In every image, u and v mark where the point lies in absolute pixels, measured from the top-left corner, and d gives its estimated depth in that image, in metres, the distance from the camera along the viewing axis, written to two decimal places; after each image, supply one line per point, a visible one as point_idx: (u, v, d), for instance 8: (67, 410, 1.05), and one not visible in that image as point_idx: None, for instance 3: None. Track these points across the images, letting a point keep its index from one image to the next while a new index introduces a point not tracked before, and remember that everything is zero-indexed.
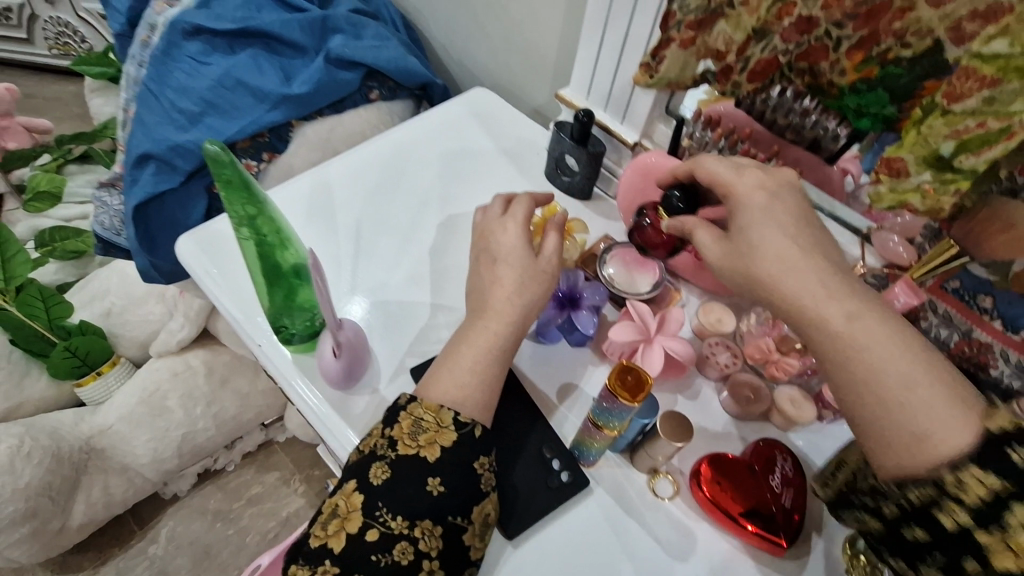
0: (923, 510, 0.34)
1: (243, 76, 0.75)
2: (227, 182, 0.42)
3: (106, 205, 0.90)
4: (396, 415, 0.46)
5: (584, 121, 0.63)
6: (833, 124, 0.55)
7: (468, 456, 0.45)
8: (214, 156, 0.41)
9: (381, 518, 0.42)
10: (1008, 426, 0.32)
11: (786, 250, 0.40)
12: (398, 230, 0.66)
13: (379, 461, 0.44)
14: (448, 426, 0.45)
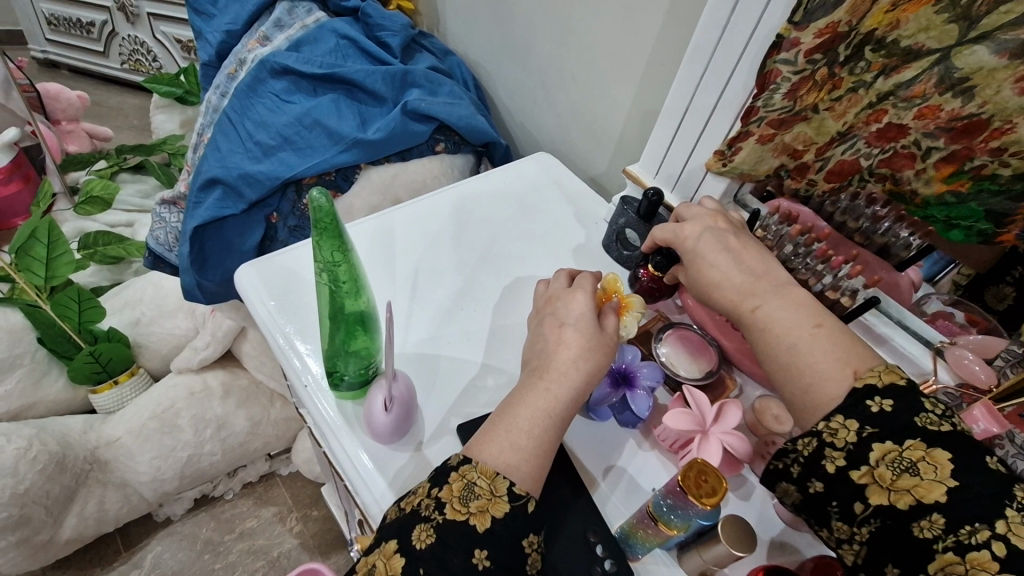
0: (815, 463, 0.40)
1: (323, 117, 0.78)
2: (323, 230, 0.42)
3: (164, 221, 0.92)
4: (447, 475, 0.44)
5: (653, 200, 0.63)
6: (905, 232, 0.57)
7: (518, 531, 0.42)
8: (317, 206, 0.41)
9: None
10: (871, 381, 0.40)
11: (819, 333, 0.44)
12: (454, 283, 0.66)
13: (424, 523, 0.42)
14: (501, 496, 0.43)
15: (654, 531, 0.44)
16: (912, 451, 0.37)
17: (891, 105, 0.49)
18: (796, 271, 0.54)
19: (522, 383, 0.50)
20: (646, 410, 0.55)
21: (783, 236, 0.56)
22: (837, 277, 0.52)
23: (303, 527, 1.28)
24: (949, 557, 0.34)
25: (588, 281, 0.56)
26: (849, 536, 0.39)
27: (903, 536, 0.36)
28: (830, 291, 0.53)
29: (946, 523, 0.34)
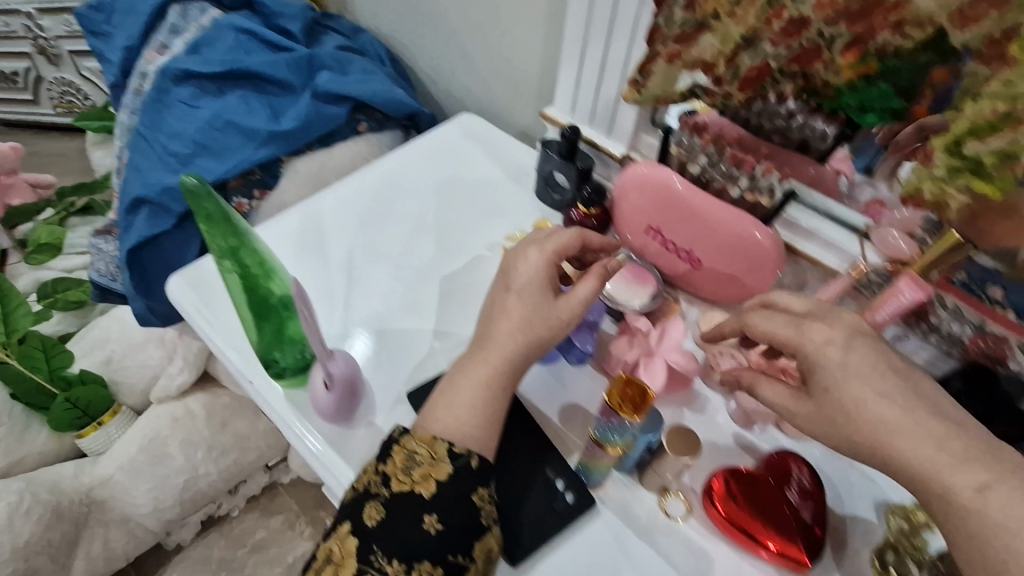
0: None
1: (233, 116, 0.77)
2: (207, 216, 0.41)
3: (102, 251, 0.90)
4: (390, 448, 0.45)
5: (570, 138, 0.63)
6: (821, 124, 0.51)
7: (466, 489, 0.43)
8: (193, 190, 0.40)
9: (375, 563, 0.40)
10: None
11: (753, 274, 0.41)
12: (390, 258, 0.65)
13: (373, 500, 0.43)
14: (443, 458, 0.43)
15: (603, 456, 0.45)
16: None
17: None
18: (714, 180, 0.55)
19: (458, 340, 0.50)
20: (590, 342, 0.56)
21: (694, 148, 0.55)
22: (753, 177, 0.52)
23: (315, 530, 1.29)
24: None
25: (559, 240, 0.52)
26: None
27: None
28: (749, 193, 0.53)
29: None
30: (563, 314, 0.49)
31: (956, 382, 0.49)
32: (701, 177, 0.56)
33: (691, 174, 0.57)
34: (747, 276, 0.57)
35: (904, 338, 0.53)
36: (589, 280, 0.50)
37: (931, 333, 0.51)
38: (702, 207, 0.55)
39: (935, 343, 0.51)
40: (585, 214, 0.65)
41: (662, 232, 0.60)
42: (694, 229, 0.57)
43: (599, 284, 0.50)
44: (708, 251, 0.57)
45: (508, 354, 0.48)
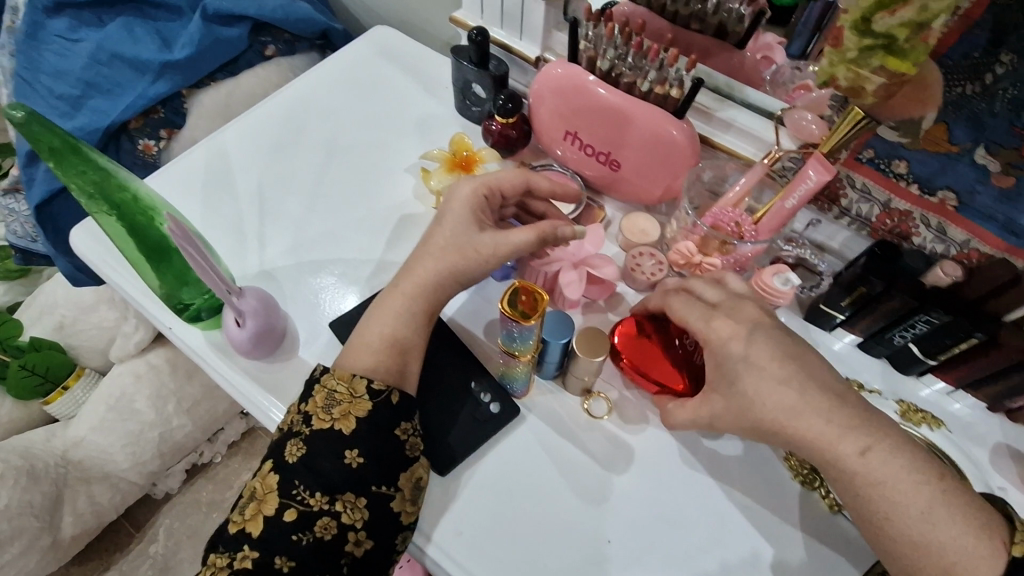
0: None
1: (118, 47, 0.70)
2: (51, 153, 0.37)
3: (14, 212, 0.85)
4: (312, 388, 0.45)
5: (478, 40, 0.59)
6: (736, 4, 0.51)
7: (386, 424, 0.44)
8: (24, 124, 0.36)
9: (298, 496, 0.41)
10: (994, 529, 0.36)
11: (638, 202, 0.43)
12: (304, 189, 0.62)
13: (294, 438, 0.43)
14: (362, 396, 0.44)
15: (517, 364, 0.45)
16: None
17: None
18: (623, 74, 0.52)
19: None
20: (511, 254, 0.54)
21: (601, 40, 0.51)
22: (660, 67, 0.50)
23: None
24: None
25: (496, 176, 0.50)
26: None
27: None
28: (658, 86, 0.50)
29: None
30: (484, 249, 0.47)
31: (860, 262, 0.48)
32: (611, 73, 0.53)
33: (601, 71, 0.53)
34: (664, 175, 0.55)
35: (817, 224, 0.54)
36: (529, 233, 0.47)
37: (843, 215, 0.52)
38: (616, 105, 0.53)
39: (846, 224, 0.53)
40: (503, 125, 0.61)
41: (579, 136, 0.58)
42: (610, 130, 0.55)
43: (536, 240, 0.47)
44: (632, 154, 0.55)
45: (419, 271, 0.47)
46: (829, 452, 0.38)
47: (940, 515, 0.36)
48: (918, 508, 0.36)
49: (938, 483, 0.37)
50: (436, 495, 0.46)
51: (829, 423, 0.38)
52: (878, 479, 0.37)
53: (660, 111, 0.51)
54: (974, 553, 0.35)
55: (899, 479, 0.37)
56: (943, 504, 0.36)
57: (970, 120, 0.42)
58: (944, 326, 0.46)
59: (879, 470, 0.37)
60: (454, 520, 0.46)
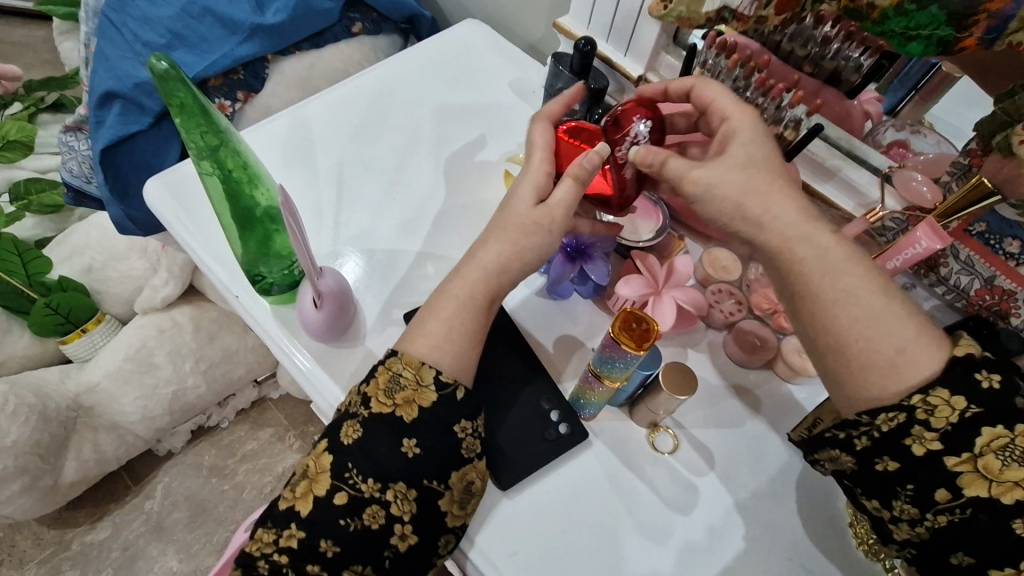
0: (895, 441, 0.35)
1: (211, 3, 0.70)
2: (181, 107, 0.37)
3: (73, 150, 0.84)
4: (376, 369, 0.44)
5: (585, 51, 0.57)
6: (856, 53, 0.50)
7: (447, 418, 0.42)
8: (163, 75, 0.36)
9: (350, 480, 0.40)
10: (974, 352, 0.35)
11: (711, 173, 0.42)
12: (383, 174, 0.61)
13: (351, 420, 0.42)
14: (428, 386, 0.42)
15: (600, 388, 0.44)
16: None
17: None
18: None
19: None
20: (605, 277, 0.53)
21: (719, 70, 0.51)
22: (778, 107, 0.49)
23: (303, 443, 1.33)
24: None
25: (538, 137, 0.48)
26: (913, 517, 0.36)
27: (906, 452, 0.35)
28: (771, 125, 0.50)
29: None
30: (536, 214, 0.45)
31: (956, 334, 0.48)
32: None
33: None
34: None
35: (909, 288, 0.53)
36: (566, 182, 0.45)
37: (938, 284, 0.50)
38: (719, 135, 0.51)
39: (940, 293, 0.51)
40: None
41: None
42: None
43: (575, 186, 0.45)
44: None
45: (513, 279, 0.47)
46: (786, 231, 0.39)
47: (886, 311, 0.36)
48: (867, 303, 0.36)
49: (884, 284, 0.37)
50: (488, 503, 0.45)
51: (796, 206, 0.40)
52: (824, 257, 0.38)
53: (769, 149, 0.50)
54: (920, 347, 0.35)
55: (858, 280, 0.37)
56: (887, 301, 0.36)
57: None
58: None
59: (839, 278, 0.37)
60: (505, 531, 0.44)
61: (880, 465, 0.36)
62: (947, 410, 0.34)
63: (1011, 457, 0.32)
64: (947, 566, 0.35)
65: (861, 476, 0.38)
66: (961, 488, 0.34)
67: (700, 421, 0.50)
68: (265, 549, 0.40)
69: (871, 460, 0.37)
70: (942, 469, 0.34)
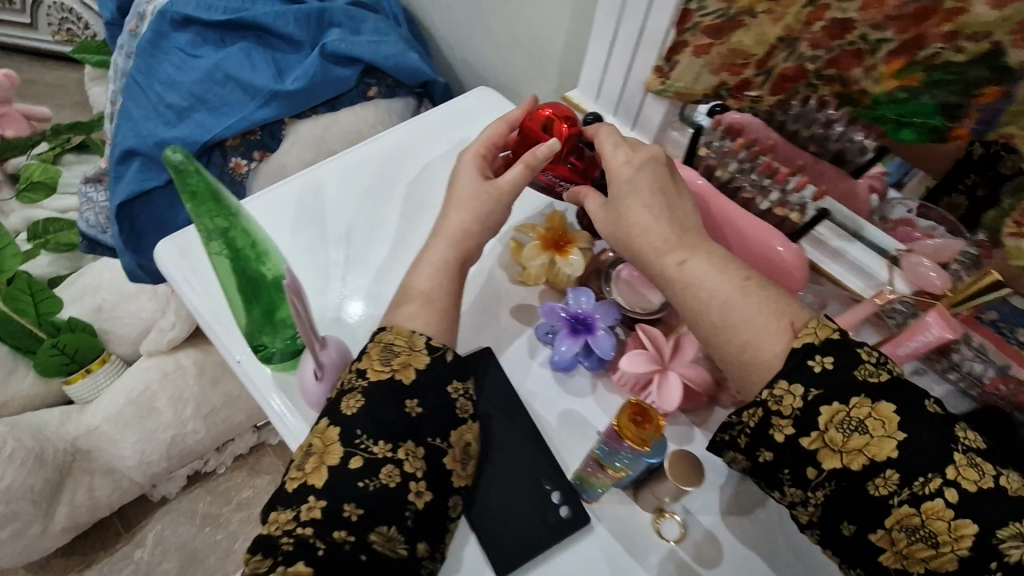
0: (764, 433, 0.40)
1: (234, 70, 0.73)
2: (193, 194, 0.38)
3: (92, 200, 0.87)
4: (366, 345, 0.43)
5: (593, 125, 0.59)
6: (860, 136, 0.54)
7: (442, 377, 0.42)
8: (178, 165, 0.37)
9: (362, 444, 0.38)
10: (814, 341, 0.38)
11: (686, 270, 0.44)
12: (391, 238, 0.62)
13: (351, 392, 0.40)
14: (421, 350, 0.42)
15: (604, 475, 0.44)
16: (858, 410, 0.37)
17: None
18: (743, 189, 0.51)
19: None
20: (609, 351, 0.52)
21: (725, 153, 0.52)
22: (784, 191, 0.49)
23: None
24: (904, 509, 0.35)
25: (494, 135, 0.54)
26: (802, 499, 0.39)
27: (778, 443, 0.39)
28: (778, 207, 0.50)
29: (899, 476, 0.35)
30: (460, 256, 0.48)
31: None
32: (729, 183, 0.52)
33: (719, 179, 0.52)
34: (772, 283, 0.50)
35: (920, 372, 0.51)
36: (517, 167, 0.50)
37: (951, 369, 0.49)
38: (724, 213, 0.51)
39: (953, 379, 0.50)
40: None
41: None
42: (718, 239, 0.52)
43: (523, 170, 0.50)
44: None
45: None
46: (658, 265, 0.45)
47: (736, 306, 0.42)
48: (720, 299, 0.42)
49: (744, 284, 0.42)
50: (491, 508, 0.46)
51: (665, 238, 0.46)
52: (693, 281, 0.44)
53: (775, 229, 0.49)
54: (769, 338, 0.40)
55: (711, 283, 0.43)
56: (744, 299, 0.42)
57: None
58: None
59: (701, 292, 0.43)
60: None
61: (762, 457, 0.40)
62: (792, 398, 0.38)
63: (851, 428, 0.37)
64: (841, 538, 0.38)
65: (754, 469, 0.42)
66: (820, 463, 0.38)
67: (708, 508, 0.48)
68: (285, 527, 0.36)
69: (756, 454, 0.41)
70: (802, 450, 0.38)
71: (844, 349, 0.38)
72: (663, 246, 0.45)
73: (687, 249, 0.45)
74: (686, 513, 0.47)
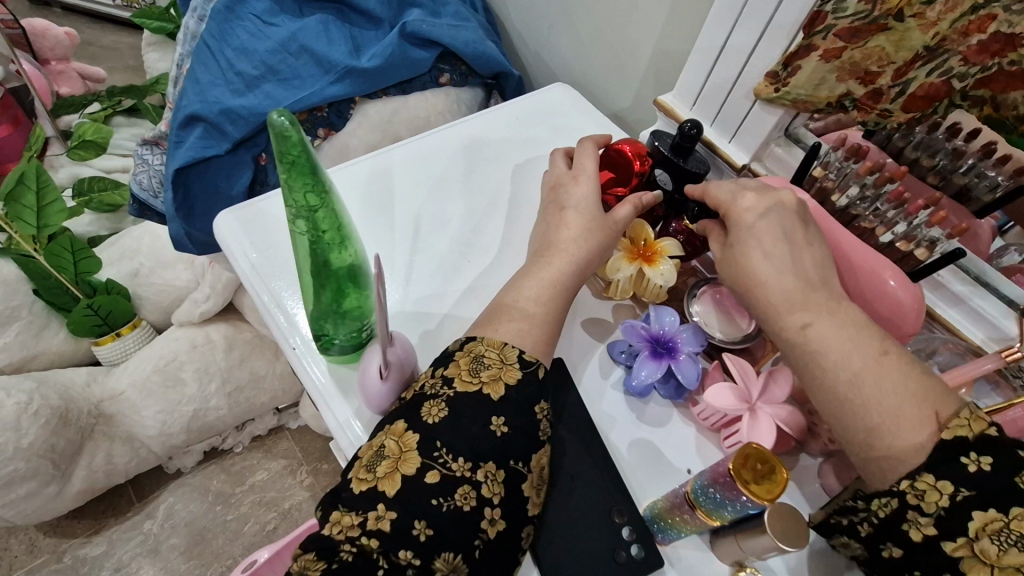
0: (894, 527, 0.35)
1: (310, 42, 0.70)
2: (292, 165, 0.35)
3: (147, 163, 0.85)
4: (451, 355, 0.42)
5: (689, 134, 0.53)
6: (992, 172, 0.48)
7: (532, 396, 0.40)
8: (281, 131, 0.34)
9: (440, 458, 0.36)
10: (964, 435, 0.34)
11: (811, 335, 0.40)
12: (460, 233, 0.58)
13: (433, 399, 0.39)
14: (513, 364, 0.40)
15: (693, 519, 0.40)
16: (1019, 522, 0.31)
17: (1000, 9, 0.40)
18: (861, 217, 0.47)
19: (530, 336, 0.43)
20: (693, 379, 0.47)
21: (847, 175, 0.47)
22: (913, 224, 0.44)
23: (314, 481, 1.27)
24: None
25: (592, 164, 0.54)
26: None
27: (915, 544, 0.34)
28: (902, 241, 0.45)
29: None
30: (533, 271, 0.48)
31: None
32: (845, 210, 0.48)
33: (833, 205, 0.48)
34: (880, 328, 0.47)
35: None
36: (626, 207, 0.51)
37: None
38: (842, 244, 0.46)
39: None
40: (685, 228, 0.56)
41: None
42: None
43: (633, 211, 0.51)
44: None
45: None
46: (778, 322, 0.42)
47: (868, 382, 0.37)
48: (849, 372, 0.38)
49: (880, 356, 0.38)
50: (559, 544, 0.41)
51: (785, 295, 0.42)
52: (822, 350, 0.39)
53: (890, 265, 0.44)
54: (906, 425, 0.36)
55: (839, 351, 0.38)
56: (881, 375, 0.37)
57: None
58: None
59: (827, 358, 0.39)
60: None
61: (887, 553, 0.36)
62: (937, 496, 0.33)
63: (1008, 541, 0.31)
64: None
65: (872, 561, 0.38)
66: (962, 574, 0.32)
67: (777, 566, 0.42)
68: (348, 533, 0.34)
69: (878, 546, 0.37)
70: (940, 555, 0.33)
71: (1003, 449, 0.33)
72: (783, 305, 0.41)
73: (812, 309, 0.41)
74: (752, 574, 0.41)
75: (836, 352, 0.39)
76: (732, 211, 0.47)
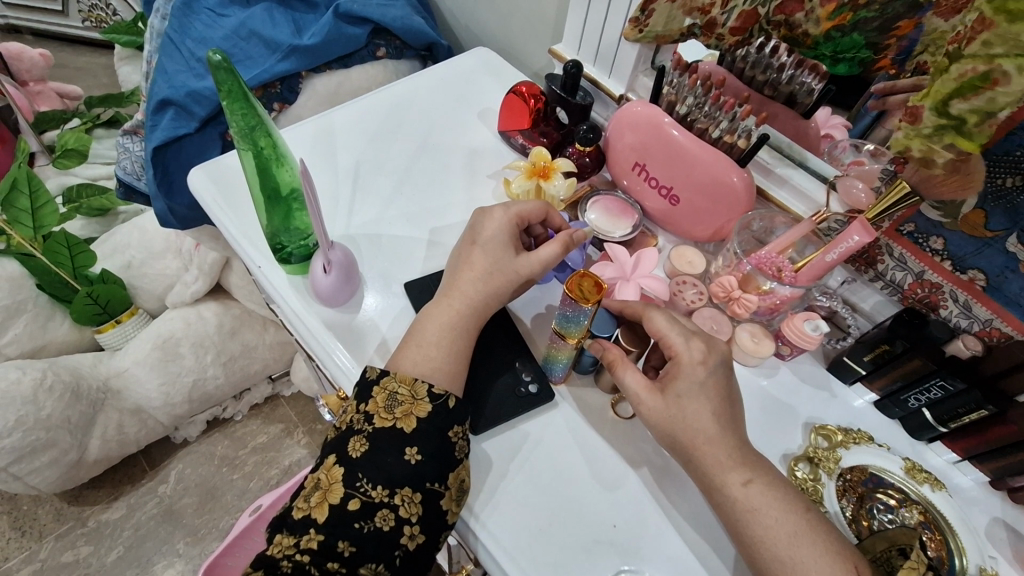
0: None
1: (258, 27, 0.82)
2: (229, 92, 0.47)
3: (129, 151, 0.96)
4: (370, 390, 0.48)
5: (572, 72, 0.64)
6: (809, 79, 0.56)
7: (442, 424, 0.47)
8: (217, 65, 0.46)
9: (362, 488, 0.45)
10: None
11: (752, 493, 0.43)
12: (396, 172, 0.70)
13: (357, 435, 0.47)
14: (423, 398, 0.47)
15: (564, 347, 0.52)
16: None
17: None
18: (698, 120, 0.59)
19: (450, 310, 0.51)
20: (579, 262, 0.62)
21: (683, 87, 0.58)
22: (733, 119, 0.55)
23: (310, 439, 1.39)
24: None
25: (520, 204, 0.56)
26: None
27: None
28: (728, 135, 0.57)
29: None
30: None
31: (889, 323, 0.54)
32: (687, 117, 0.60)
33: (680, 114, 0.60)
34: (720, 213, 0.60)
35: (850, 283, 0.59)
36: (554, 246, 0.53)
37: (877, 278, 0.57)
38: (682, 144, 0.59)
39: (879, 287, 0.58)
40: (579, 151, 0.68)
41: (647, 169, 0.64)
42: (677, 167, 0.61)
43: (561, 249, 0.54)
44: (695, 197, 0.61)
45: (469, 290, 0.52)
46: (720, 479, 0.44)
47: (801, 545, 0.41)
48: (786, 534, 0.42)
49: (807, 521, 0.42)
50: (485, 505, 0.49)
51: (730, 456, 0.44)
52: (755, 507, 0.43)
53: (724, 158, 0.57)
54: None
55: (773, 515, 0.42)
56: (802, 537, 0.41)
57: (1007, 210, 0.47)
58: (958, 395, 0.50)
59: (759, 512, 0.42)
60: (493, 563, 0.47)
61: None
62: None
63: None
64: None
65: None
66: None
67: (661, 569, 0.47)
68: (286, 552, 0.44)
69: None
70: None
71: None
72: (727, 461, 0.44)
73: (751, 468, 0.44)
74: (632, 572, 0.46)
75: (766, 516, 0.42)
76: (680, 359, 0.47)
